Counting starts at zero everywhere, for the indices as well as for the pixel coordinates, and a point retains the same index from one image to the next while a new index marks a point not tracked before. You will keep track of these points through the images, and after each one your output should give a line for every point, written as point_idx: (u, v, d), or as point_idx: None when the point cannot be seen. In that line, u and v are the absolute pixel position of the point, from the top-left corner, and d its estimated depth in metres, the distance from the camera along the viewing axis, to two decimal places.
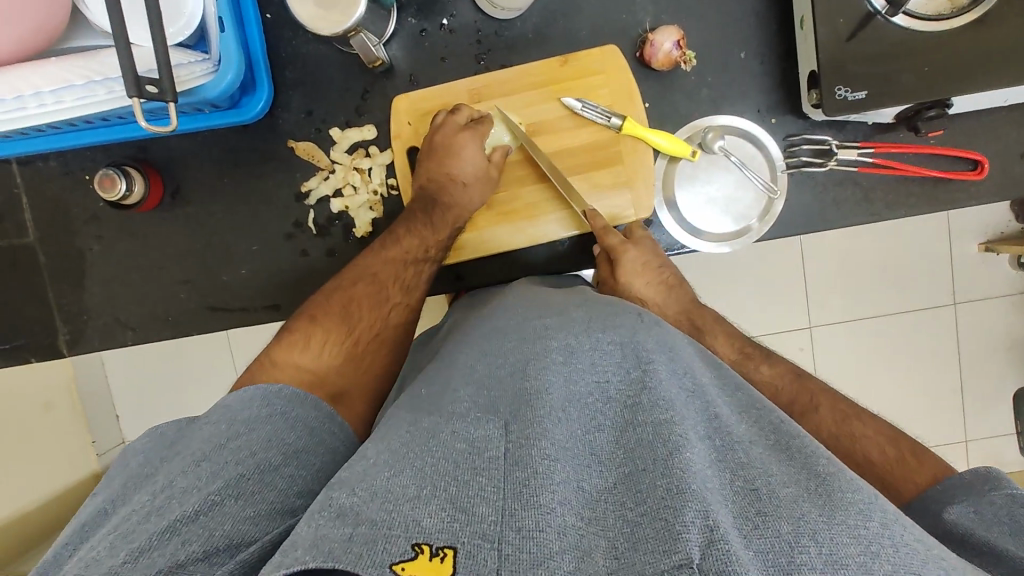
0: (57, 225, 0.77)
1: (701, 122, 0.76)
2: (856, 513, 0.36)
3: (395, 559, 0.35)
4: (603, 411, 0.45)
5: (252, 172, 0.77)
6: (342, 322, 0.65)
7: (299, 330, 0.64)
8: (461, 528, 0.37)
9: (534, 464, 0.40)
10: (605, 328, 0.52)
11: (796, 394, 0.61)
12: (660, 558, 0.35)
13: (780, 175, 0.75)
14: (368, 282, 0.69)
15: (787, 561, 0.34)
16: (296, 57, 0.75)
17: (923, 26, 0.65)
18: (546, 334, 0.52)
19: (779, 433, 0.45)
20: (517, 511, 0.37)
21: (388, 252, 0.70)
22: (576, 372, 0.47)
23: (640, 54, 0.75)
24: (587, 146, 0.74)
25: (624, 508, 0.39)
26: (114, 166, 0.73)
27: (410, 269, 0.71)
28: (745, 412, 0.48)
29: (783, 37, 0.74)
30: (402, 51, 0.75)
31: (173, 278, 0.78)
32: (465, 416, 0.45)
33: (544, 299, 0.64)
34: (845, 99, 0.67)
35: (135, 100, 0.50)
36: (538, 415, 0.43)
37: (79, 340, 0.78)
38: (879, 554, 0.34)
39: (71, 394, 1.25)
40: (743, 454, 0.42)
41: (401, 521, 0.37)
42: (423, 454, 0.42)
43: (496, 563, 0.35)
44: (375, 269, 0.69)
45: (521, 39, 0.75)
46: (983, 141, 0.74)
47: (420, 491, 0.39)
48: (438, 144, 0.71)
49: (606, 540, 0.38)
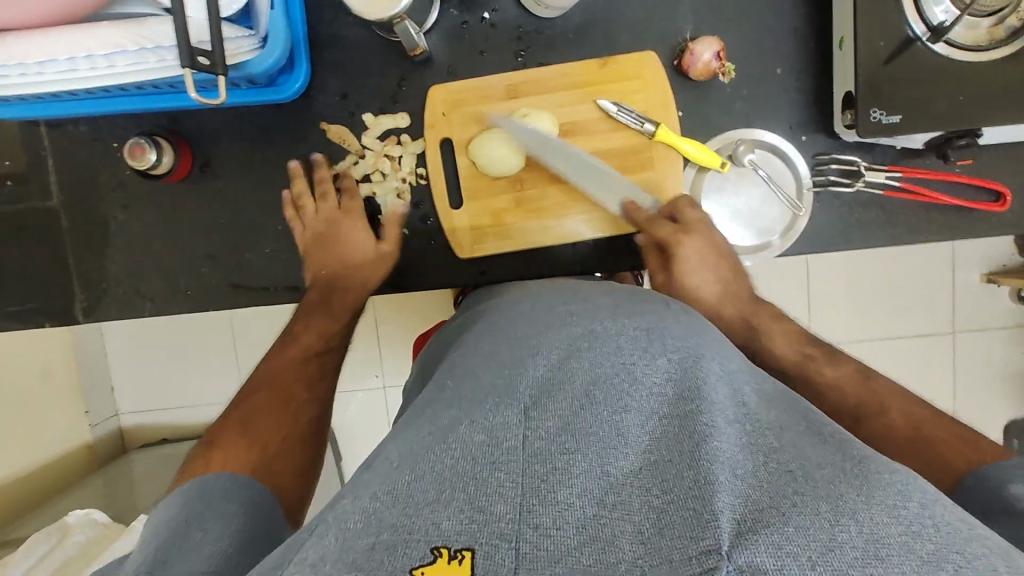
0: (82, 190, 0.77)
1: (734, 134, 0.76)
2: (895, 495, 0.38)
3: (416, 563, 0.38)
4: (630, 393, 0.48)
5: (284, 152, 0.77)
6: (242, 437, 0.67)
7: (198, 459, 0.66)
8: (479, 530, 0.40)
9: (554, 461, 0.44)
10: (632, 314, 0.56)
11: (865, 395, 0.66)
12: (688, 544, 0.37)
13: (806, 193, 0.76)
14: (269, 392, 0.71)
15: (828, 540, 0.35)
16: (335, 39, 0.75)
17: (960, 56, 0.66)
18: (570, 320, 0.57)
19: (813, 416, 0.48)
20: (535, 509, 0.41)
21: (287, 350, 0.75)
22: (601, 357, 0.51)
23: (678, 62, 0.75)
24: (618, 150, 0.75)
25: (650, 495, 0.42)
26: (144, 135, 0.73)
27: (311, 361, 0.75)
28: (779, 397, 0.50)
29: (820, 56, 0.75)
30: (442, 41, 0.75)
31: (195, 253, 0.78)
32: (488, 405, 0.49)
33: (580, 289, 0.67)
34: (880, 121, 0.68)
35: (189, 73, 0.50)
36: (558, 407, 0.48)
37: (96, 308, 0.78)
38: (921, 534, 0.36)
39: (69, 361, 1.31)
40: (768, 437, 0.44)
41: (421, 526, 0.40)
42: (441, 452, 0.45)
43: (513, 562, 0.39)
44: (278, 369, 0.74)
45: (561, 38, 0.75)
46: (1008, 173, 0.75)
47: (439, 495, 0.42)
48: (308, 244, 0.74)
49: (630, 526, 0.40)
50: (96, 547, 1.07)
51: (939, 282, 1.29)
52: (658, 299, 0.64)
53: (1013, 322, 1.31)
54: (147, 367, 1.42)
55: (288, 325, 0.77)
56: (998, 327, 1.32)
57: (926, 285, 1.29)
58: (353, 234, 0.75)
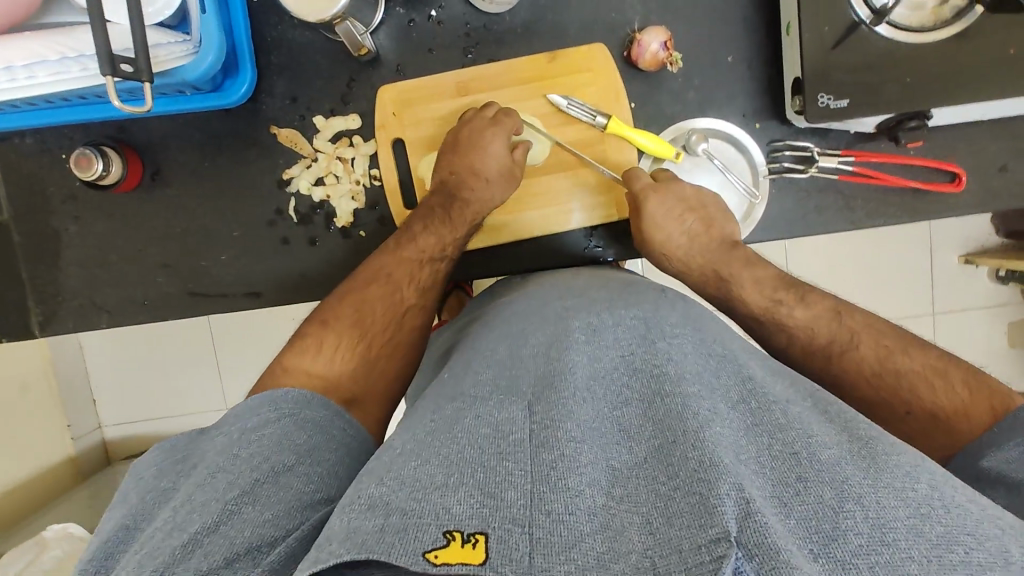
0: (33, 204, 0.76)
1: (686, 124, 0.76)
2: (902, 478, 0.41)
3: (427, 547, 0.38)
4: (630, 385, 0.50)
5: (234, 158, 0.76)
6: (355, 326, 0.68)
7: (310, 336, 0.67)
8: (491, 514, 0.40)
9: (561, 448, 0.44)
10: (628, 307, 0.59)
11: (836, 334, 0.66)
12: (697, 532, 0.38)
13: (762, 180, 0.76)
14: (383, 285, 0.70)
15: (832, 527, 0.38)
16: (281, 43, 0.74)
17: (904, 38, 0.66)
18: (567, 316, 0.59)
19: (815, 398, 0.52)
20: (546, 495, 0.41)
21: (404, 251, 0.71)
22: (601, 348, 0.53)
23: (627, 53, 0.75)
24: (572, 143, 0.75)
25: (657, 482, 0.42)
26: (90, 146, 0.72)
27: (424, 268, 0.72)
28: (777, 378, 0.53)
29: (770, 43, 0.75)
30: (389, 41, 0.75)
31: (151, 262, 0.77)
32: (489, 400, 0.49)
33: (570, 283, 0.70)
34: (827, 106, 0.67)
35: (110, 80, 0.49)
36: (562, 396, 0.48)
37: (52, 321, 0.77)
38: (928, 515, 0.38)
39: (48, 373, 1.31)
40: (774, 416, 0.46)
41: (431, 509, 0.40)
42: (448, 440, 0.45)
43: (527, 547, 0.38)
44: (390, 269, 0.71)
45: (510, 33, 0.75)
46: (964, 154, 0.75)
47: (447, 479, 0.42)
48: (455, 141, 0.72)
49: (639, 516, 0.41)
50: (73, 563, 1.06)
51: (918, 265, 1.30)
52: (652, 292, 0.67)
53: (991, 303, 1.32)
54: (129, 377, 1.41)
55: (403, 225, 0.73)
56: (976, 308, 1.32)
57: (904, 270, 1.30)
58: (493, 141, 0.71)
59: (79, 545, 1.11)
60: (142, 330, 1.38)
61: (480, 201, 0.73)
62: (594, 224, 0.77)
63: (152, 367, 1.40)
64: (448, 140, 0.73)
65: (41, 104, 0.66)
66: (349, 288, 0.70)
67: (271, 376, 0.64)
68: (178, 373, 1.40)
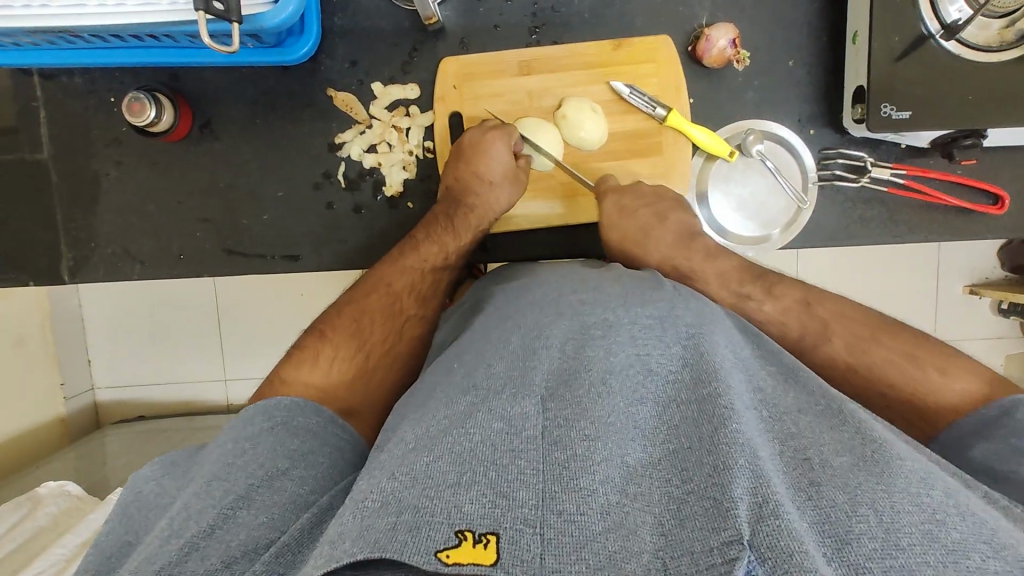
0: (75, 146, 0.74)
1: (744, 124, 0.76)
2: (919, 484, 0.41)
3: (439, 546, 0.39)
4: (646, 381, 0.50)
5: (286, 118, 0.75)
6: (353, 337, 0.68)
7: (308, 346, 0.66)
8: (502, 514, 0.40)
9: (573, 447, 0.44)
10: (643, 304, 0.58)
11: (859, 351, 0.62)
12: (709, 535, 0.39)
13: (811, 186, 0.77)
14: (383, 294, 0.71)
15: (844, 530, 0.38)
16: (346, 5, 0.73)
17: (972, 55, 0.67)
18: (583, 310, 0.58)
19: (828, 402, 0.50)
20: (557, 495, 0.41)
21: (404, 260, 0.72)
22: (617, 345, 0.52)
23: (692, 48, 0.75)
24: (628, 132, 0.75)
25: (670, 485, 0.43)
26: (144, 90, 0.70)
27: (427, 276, 0.73)
28: (794, 379, 0.53)
29: (832, 50, 0.75)
30: (455, 13, 0.74)
31: (190, 215, 0.75)
32: (503, 394, 0.48)
33: (581, 273, 0.69)
34: (889, 117, 0.68)
35: (201, 17, 0.48)
36: (577, 395, 0.48)
37: (83, 268, 0.75)
38: (945, 521, 0.38)
39: (44, 328, 1.27)
40: (784, 425, 0.47)
41: (443, 508, 0.40)
42: (460, 437, 0.45)
43: (539, 548, 0.39)
44: (390, 279, 0.71)
45: (577, 17, 0.75)
46: (1007, 178, 0.76)
47: (460, 477, 0.42)
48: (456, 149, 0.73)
49: (651, 517, 0.42)
50: (69, 520, 1.03)
51: (923, 291, 1.32)
52: (667, 285, 0.64)
53: (991, 334, 1.35)
54: (128, 337, 1.38)
55: (409, 233, 0.74)
56: (976, 338, 1.35)
57: (911, 294, 1.32)
58: (496, 142, 0.71)
59: (75, 504, 1.08)
60: (146, 287, 1.35)
61: (486, 205, 0.74)
62: None
63: (150, 326, 1.37)
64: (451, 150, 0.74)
65: (100, 43, 0.65)
66: (347, 301, 0.71)
67: (266, 388, 0.63)
68: (177, 336, 1.37)
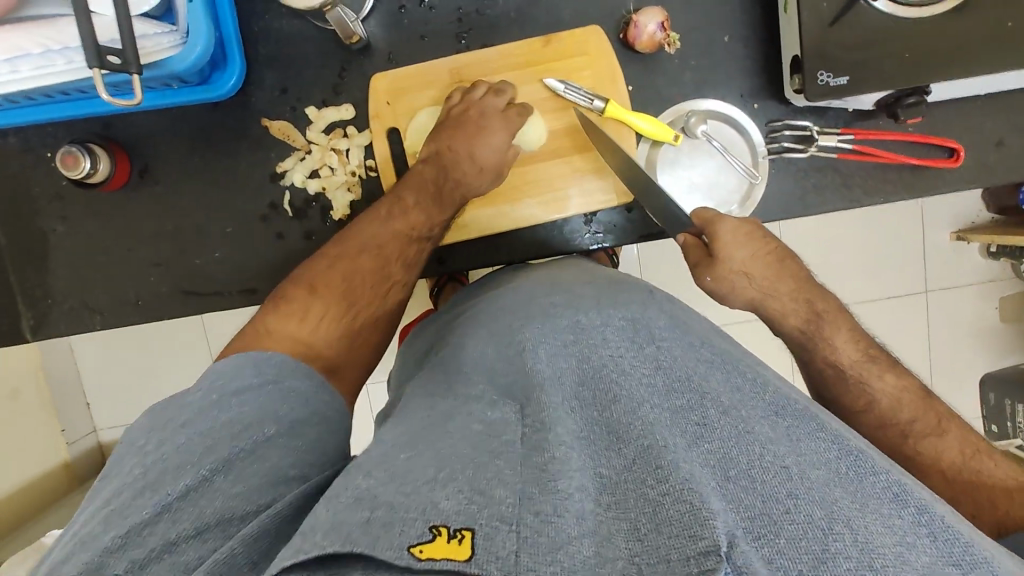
0: (18, 205, 0.74)
1: (685, 106, 0.75)
2: (889, 504, 0.41)
3: (413, 541, 0.37)
4: (620, 383, 0.49)
5: (224, 153, 0.74)
6: (342, 299, 0.67)
7: (297, 300, 0.66)
8: (478, 511, 0.39)
9: (552, 450, 0.44)
10: (616, 305, 0.58)
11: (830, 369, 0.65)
12: (686, 544, 0.36)
13: (761, 161, 0.75)
14: (374, 255, 0.69)
15: (821, 549, 0.37)
16: (269, 33, 0.72)
17: (906, 13, 0.65)
18: (553, 312, 0.58)
19: (808, 407, 0.49)
20: (535, 497, 0.40)
21: (395, 222, 0.70)
22: (588, 348, 0.52)
23: (623, 36, 0.74)
24: (568, 128, 0.74)
25: (645, 486, 0.41)
26: (76, 143, 0.70)
27: (412, 245, 0.71)
28: (769, 382, 0.51)
29: (766, 20, 0.74)
30: (380, 28, 0.73)
31: (143, 261, 0.75)
32: (480, 402, 0.50)
33: (556, 275, 0.68)
34: (827, 84, 0.67)
35: (97, 73, 0.50)
36: (548, 403, 0.48)
37: (43, 325, 0.76)
38: (915, 544, 0.38)
39: (39, 381, 1.28)
40: (763, 430, 0.45)
41: (419, 505, 0.39)
42: (442, 435, 0.47)
43: (513, 546, 0.37)
44: (381, 241, 0.69)
45: (503, 18, 0.73)
46: (960, 129, 0.75)
47: (437, 476, 0.42)
48: (454, 120, 0.71)
49: (626, 523, 0.40)
50: None
51: (909, 244, 1.31)
52: (643, 287, 0.66)
53: (985, 279, 1.33)
54: (123, 381, 1.38)
55: (399, 191, 0.71)
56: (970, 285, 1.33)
57: (897, 248, 1.31)
58: (497, 133, 0.71)
59: None
60: (135, 330, 1.36)
61: (471, 189, 0.73)
62: (593, 210, 0.76)
63: (142, 368, 1.38)
64: (448, 120, 0.72)
65: (22, 102, 0.64)
66: (334, 253, 0.69)
67: (249, 337, 0.64)
68: (170, 375, 1.38)
